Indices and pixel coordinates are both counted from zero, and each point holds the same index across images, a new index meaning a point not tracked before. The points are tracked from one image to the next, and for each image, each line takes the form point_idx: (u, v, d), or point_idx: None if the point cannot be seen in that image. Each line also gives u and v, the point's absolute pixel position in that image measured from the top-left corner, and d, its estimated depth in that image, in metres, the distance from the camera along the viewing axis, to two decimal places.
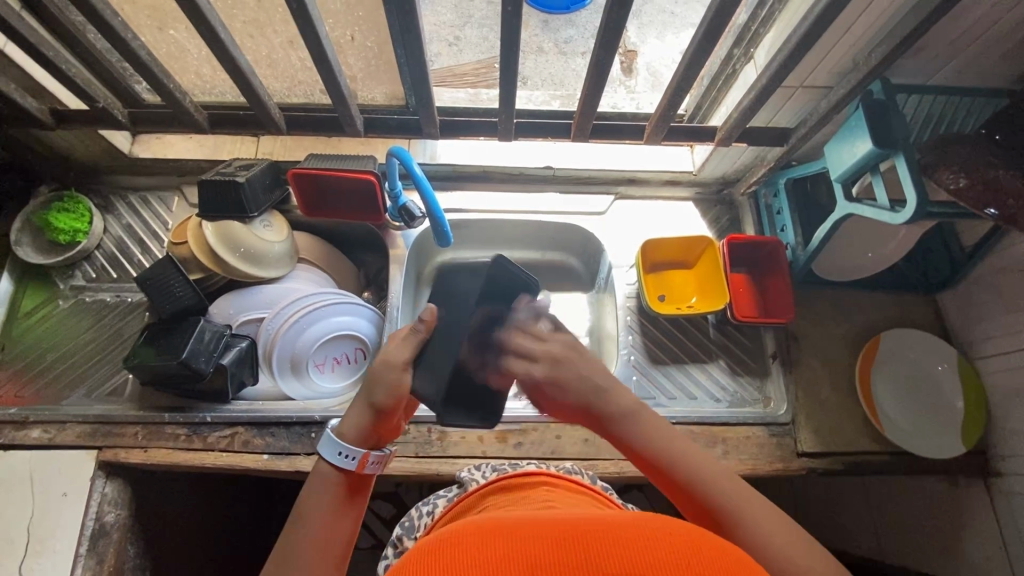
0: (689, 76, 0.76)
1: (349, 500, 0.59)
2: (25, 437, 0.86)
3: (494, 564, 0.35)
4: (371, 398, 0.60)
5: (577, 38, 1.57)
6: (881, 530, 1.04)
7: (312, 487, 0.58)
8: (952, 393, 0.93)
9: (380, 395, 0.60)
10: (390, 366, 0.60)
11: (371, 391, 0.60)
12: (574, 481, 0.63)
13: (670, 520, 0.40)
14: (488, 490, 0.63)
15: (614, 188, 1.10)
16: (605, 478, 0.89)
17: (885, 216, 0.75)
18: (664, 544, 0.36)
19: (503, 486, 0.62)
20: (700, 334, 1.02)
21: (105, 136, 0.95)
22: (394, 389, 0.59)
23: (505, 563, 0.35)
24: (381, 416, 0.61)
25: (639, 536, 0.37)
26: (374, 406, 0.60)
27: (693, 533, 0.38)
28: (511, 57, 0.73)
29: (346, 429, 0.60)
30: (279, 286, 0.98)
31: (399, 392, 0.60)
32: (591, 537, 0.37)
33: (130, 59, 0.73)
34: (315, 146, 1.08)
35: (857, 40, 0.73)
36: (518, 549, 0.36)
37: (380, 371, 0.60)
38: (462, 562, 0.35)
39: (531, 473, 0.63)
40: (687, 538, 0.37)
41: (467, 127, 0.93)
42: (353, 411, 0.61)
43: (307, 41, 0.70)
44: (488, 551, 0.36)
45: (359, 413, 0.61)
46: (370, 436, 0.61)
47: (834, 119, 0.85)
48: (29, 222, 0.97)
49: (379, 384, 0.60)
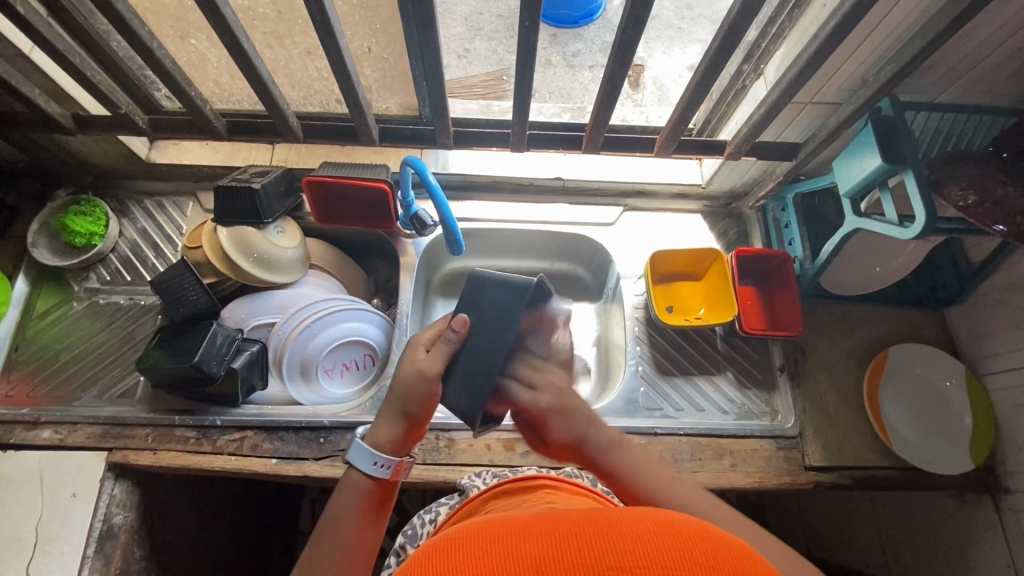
0: (701, 91, 0.78)
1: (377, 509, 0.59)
2: (36, 438, 0.87)
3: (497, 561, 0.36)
4: (404, 407, 0.60)
5: (585, 52, 1.59)
6: (888, 546, 1.03)
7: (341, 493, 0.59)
8: (961, 409, 0.93)
9: (412, 405, 0.60)
10: (425, 378, 0.60)
11: (403, 400, 0.60)
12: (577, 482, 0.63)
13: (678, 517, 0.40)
14: (492, 493, 0.64)
15: (623, 200, 1.11)
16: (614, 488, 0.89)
17: (894, 230, 0.76)
18: (668, 540, 0.36)
19: (505, 489, 0.63)
20: (707, 345, 1.02)
21: (123, 142, 0.97)
22: (427, 400, 0.60)
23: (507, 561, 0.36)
24: (412, 423, 0.61)
25: (642, 531, 0.37)
26: (403, 413, 0.60)
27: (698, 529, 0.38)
28: (526, 70, 0.74)
29: (376, 436, 0.60)
30: (291, 291, 0.99)
31: (430, 402, 0.60)
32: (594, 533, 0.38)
33: (155, 67, 0.75)
34: (329, 154, 1.10)
35: (866, 58, 0.74)
36: (522, 547, 0.37)
37: (411, 380, 0.60)
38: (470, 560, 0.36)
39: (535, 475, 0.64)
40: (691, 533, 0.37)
41: (480, 138, 0.95)
42: (381, 418, 0.62)
43: (328, 52, 0.72)
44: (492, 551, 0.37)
45: (386, 421, 0.61)
46: (399, 443, 0.61)
47: (843, 135, 0.86)
48: (45, 225, 0.99)
49: (410, 392, 0.60)
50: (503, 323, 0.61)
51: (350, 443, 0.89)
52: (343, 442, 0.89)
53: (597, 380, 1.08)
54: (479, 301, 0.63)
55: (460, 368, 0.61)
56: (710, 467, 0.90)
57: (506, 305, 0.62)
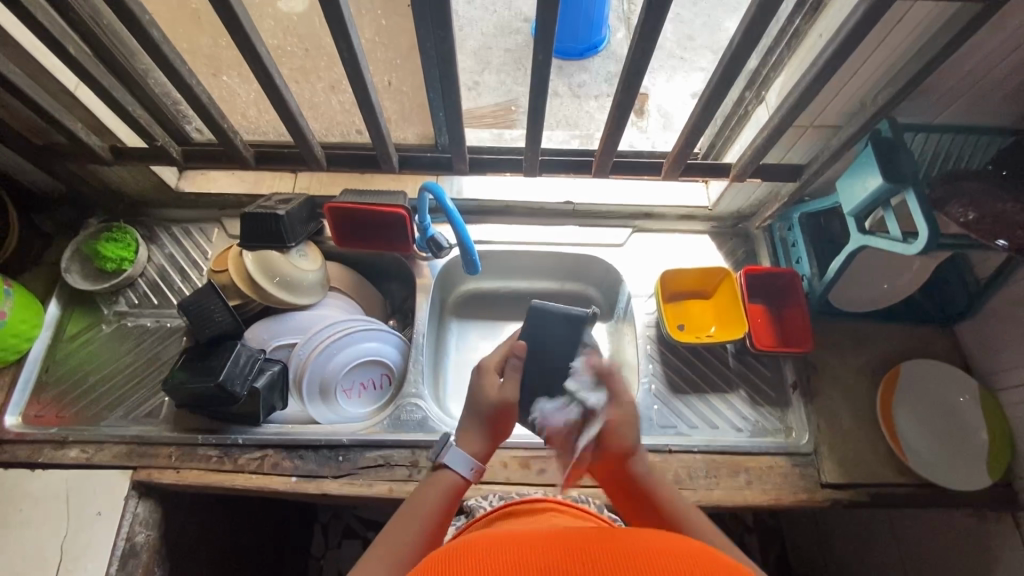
0: (706, 116, 0.81)
1: (453, 505, 0.65)
2: (63, 457, 0.90)
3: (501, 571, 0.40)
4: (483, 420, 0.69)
5: (590, 82, 1.65)
6: (910, 567, 1.01)
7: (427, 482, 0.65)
8: (975, 424, 0.93)
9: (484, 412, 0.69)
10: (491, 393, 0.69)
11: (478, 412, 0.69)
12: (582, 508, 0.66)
13: (674, 544, 0.44)
14: (500, 513, 0.66)
15: (632, 222, 1.14)
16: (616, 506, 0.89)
17: (899, 247, 0.78)
18: (662, 562, 0.41)
19: (510, 511, 0.66)
20: (720, 363, 1.03)
21: (155, 171, 1.02)
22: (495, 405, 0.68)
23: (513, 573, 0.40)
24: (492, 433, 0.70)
25: (640, 554, 0.41)
26: (487, 429, 0.69)
27: (690, 556, 0.41)
28: (539, 100, 0.79)
29: (464, 441, 0.68)
30: (311, 312, 1.02)
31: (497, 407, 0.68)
32: (595, 553, 0.42)
33: (193, 102, 0.81)
34: (348, 181, 1.14)
35: (863, 84, 0.78)
36: (528, 560, 0.42)
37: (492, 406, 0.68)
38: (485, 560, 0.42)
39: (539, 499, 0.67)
40: (683, 560, 0.41)
41: (494, 164, 0.98)
42: (465, 427, 0.69)
43: (354, 86, 0.77)
44: (501, 561, 0.42)
45: (475, 429, 0.69)
46: (483, 450, 0.69)
47: (845, 157, 0.89)
48: (78, 252, 1.03)
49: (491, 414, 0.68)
50: (567, 347, 0.72)
51: (368, 461, 0.90)
52: (362, 460, 0.90)
53: None
54: (540, 332, 0.73)
55: (529, 385, 0.71)
56: (725, 484, 0.90)
57: (565, 335, 0.73)
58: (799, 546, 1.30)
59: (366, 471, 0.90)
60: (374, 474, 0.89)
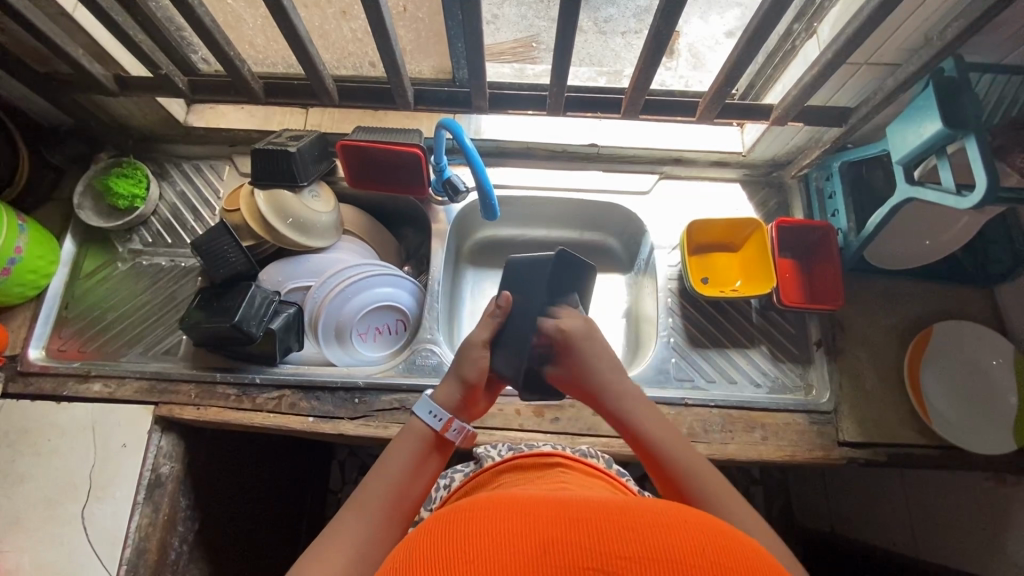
0: (750, 50, 0.74)
1: (429, 457, 0.67)
2: (87, 390, 0.92)
3: (499, 543, 0.36)
4: (461, 374, 0.73)
5: (618, 17, 1.47)
6: (917, 523, 1.02)
7: (394, 448, 0.67)
8: (1006, 388, 0.88)
9: (466, 369, 0.73)
10: (472, 344, 0.74)
11: (459, 367, 0.74)
12: (590, 465, 0.65)
13: (683, 509, 0.40)
14: (506, 465, 0.64)
15: (659, 168, 1.08)
16: (625, 457, 0.89)
17: (951, 200, 0.73)
18: (688, 531, 0.37)
19: (517, 463, 0.64)
20: (742, 318, 0.99)
21: (162, 104, 0.97)
22: (477, 362, 0.73)
23: (525, 530, 0.37)
24: (471, 392, 0.73)
25: (653, 521, 0.38)
26: (463, 391, 0.73)
27: (706, 530, 0.38)
28: (568, 30, 0.72)
29: (441, 396, 0.73)
30: (326, 255, 1.00)
31: (481, 365, 0.73)
32: (605, 519, 0.38)
33: (196, 26, 0.75)
34: (361, 118, 1.09)
35: (931, 15, 0.70)
36: (531, 526, 0.37)
37: (479, 361, 0.73)
38: (495, 515, 0.39)
39: (550, 453, 0.65)
40: (703, 535, 0.37)
41: (515, 101, 0.92)
42: (448, 382, 0.74)
43: (368, 13, 0.71)
44: (500, 528, 0.38)
45: (454, 384, 0.73)
46: (457, 409, 0.73)
47: (900, 99, 0.81)
48: (89, 187, 1.01)
49: (480, 380, 0.73)
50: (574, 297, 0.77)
51: (384, 404, 0.91)
52: (378, 403, 0.91)
53: (626, 351, 1.08)
54: (524, 284, 0.76)
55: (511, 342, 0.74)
56: (740, 439, 0.89)
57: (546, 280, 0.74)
58: (804, 499, 1.32)
59: (382, 413, 0.90)
60: (388, 417, 0.90)
